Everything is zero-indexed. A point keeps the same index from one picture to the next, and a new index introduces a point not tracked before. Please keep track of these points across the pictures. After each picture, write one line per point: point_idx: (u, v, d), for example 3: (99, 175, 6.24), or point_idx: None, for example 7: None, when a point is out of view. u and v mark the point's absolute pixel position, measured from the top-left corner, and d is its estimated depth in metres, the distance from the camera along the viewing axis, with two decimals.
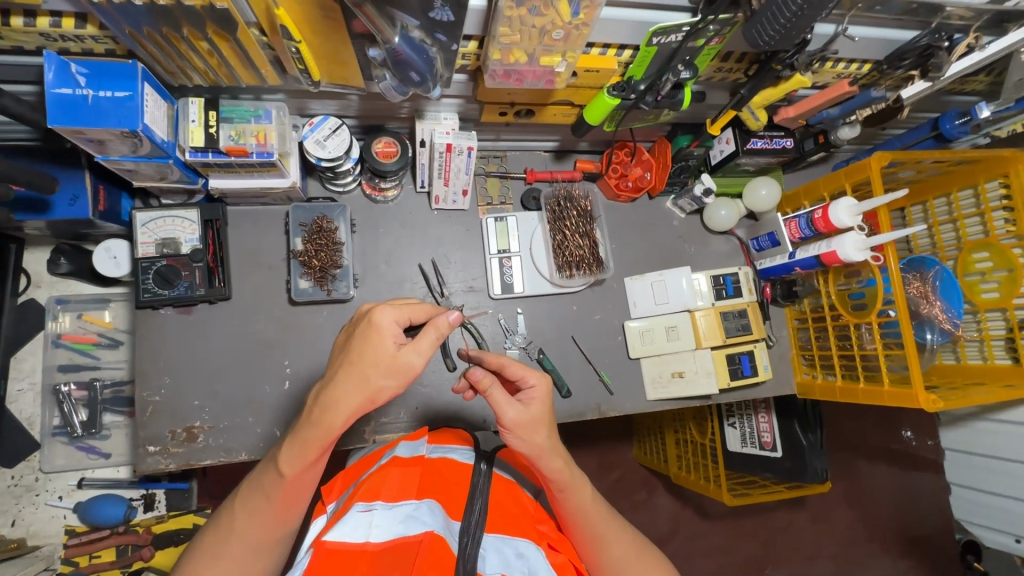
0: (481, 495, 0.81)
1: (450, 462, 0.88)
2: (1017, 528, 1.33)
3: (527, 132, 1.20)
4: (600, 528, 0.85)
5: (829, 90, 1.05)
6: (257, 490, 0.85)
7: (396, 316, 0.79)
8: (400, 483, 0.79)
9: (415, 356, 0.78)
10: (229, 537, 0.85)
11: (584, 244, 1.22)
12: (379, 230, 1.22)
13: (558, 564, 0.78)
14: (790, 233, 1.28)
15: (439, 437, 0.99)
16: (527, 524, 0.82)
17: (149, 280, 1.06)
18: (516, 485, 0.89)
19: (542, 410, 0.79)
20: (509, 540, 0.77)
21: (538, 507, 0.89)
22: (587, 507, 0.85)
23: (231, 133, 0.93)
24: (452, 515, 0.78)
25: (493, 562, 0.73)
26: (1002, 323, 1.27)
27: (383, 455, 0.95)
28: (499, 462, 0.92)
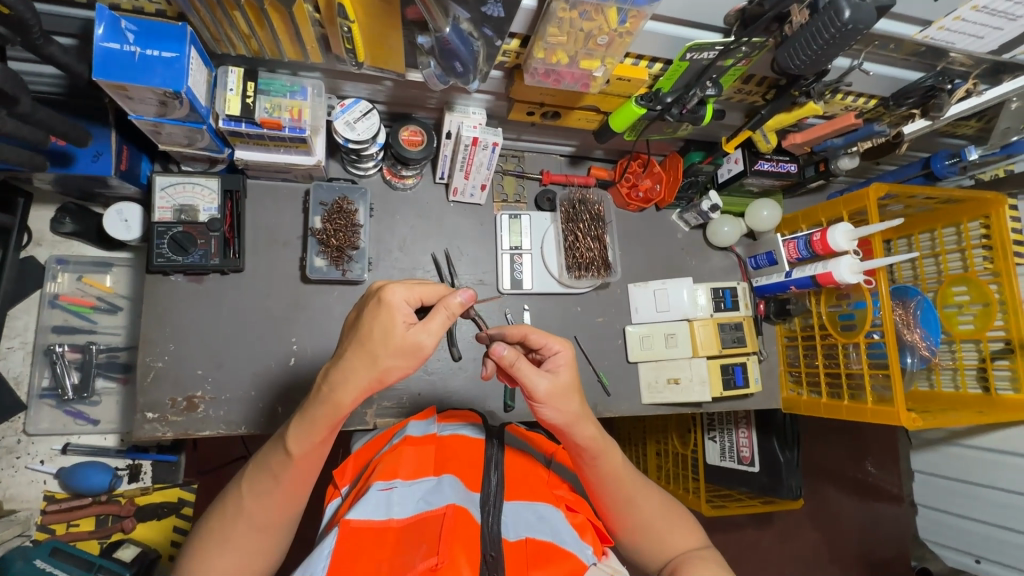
0: (497, 468, 0.86)
1: (462, 438, 0.93)
2: (977, 548, 1.42)
3: (548, 135, 1.24)
4: (627, 489, 0.90)
5: (835, 120, 1.12)
6: (262, 468, 0.82)
7: (408, 294, 0.77)
8: (416, 462, 0.87)
9: (427, 337, 0.75)
10: (237, 518, 0.81)
11: (594, 247, 1.26)
12: (395, 217, 1.24)
13: (578, 524, 0.85)
14: (788, 253, 1.34)
15: (447, 415, 1.05)
16: (545, 489, 0.88)
17: (164, 245, 1.05)
18: (529, 456, 0.95)
19: (568, 377, 0.83)
20: (531, 505, 0.83)
21: (551, 473, 0.95)
22: (613, 471, 0.89)
23: (266, 106, 0.94)
24: (471, 486, 0.83)
25: (514, 525, 0.79)
26: (976, 354, 1.37)
27: (394, 435, 0.99)
28: (508, 436, 0.98)
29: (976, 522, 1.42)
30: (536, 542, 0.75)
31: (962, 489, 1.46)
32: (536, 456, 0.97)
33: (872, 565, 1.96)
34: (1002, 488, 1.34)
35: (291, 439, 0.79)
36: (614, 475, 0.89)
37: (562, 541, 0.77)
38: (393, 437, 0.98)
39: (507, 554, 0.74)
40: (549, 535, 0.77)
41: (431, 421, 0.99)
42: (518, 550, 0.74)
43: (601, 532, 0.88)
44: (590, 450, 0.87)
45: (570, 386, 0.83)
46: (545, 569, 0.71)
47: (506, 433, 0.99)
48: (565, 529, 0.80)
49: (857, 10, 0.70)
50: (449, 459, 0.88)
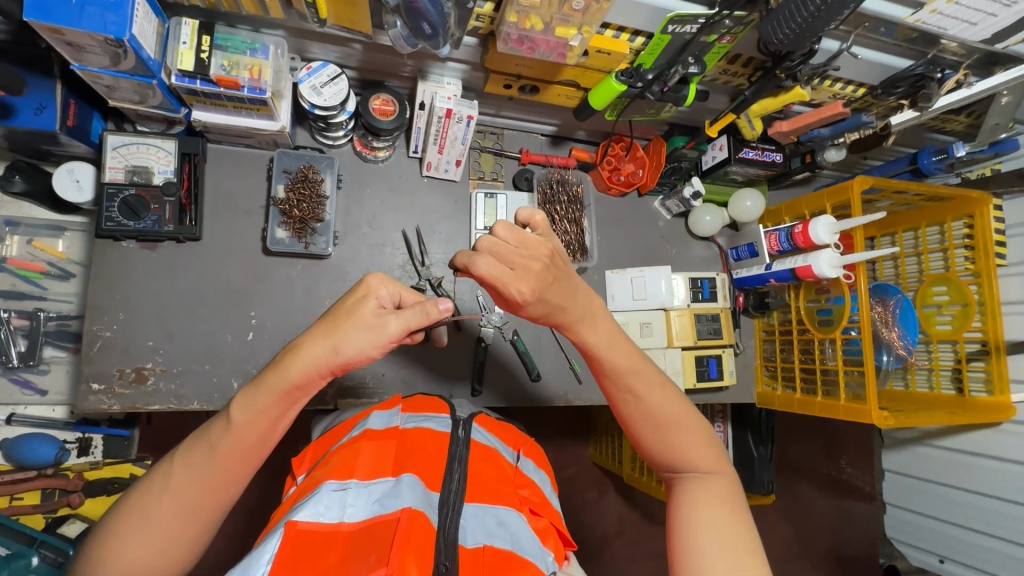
0: (460, 465, 0.85)
1: (426, 431, 0.91)
2: (942, 549, 1.43)
3: (528, 111, 1.19)
4: (642, 386, 0.84)
5: (823, 109, 1.08)
6: (201, 440, 0.74)
7: (387, 285, 0.76)
8: (376, 458, 0.84)
9: (393, 322, 0.72)
10: (159, 492, 0.72)
11: (571, 230, 1.23)
12: (365, 190, 1.19)
13: (540, 529, 0.85)
14: (768, 245, 1.31)
15: (415, 405, 1.02)
16: (509, 491, 0.85)
17: (114, 209, 0.99)
18: (495, 451, 0.92)
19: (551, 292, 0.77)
20: (490, 509, 0.80)
21: (517, 471, 0.94)
22: (622, 369, 0.84)
23: (223, 63, 0.88)
24: (430, 486, 0.80)
25: (473, 529, 0.77)
26: (952, 355, 1.35)
27: (355, 425, 0.95)
28: (475, 428, 0.95)
29: (942, 522, 1.42)
30: (495, 551, 0.73)
31: (930, 489, 1.46)
32: (503, 452, 0.95)
33: (839, 561, 1.97)
34: (970, 489, 1.34)
35: (235, 407, 0.73)
36: (625, 372, 0.84)
37: (522, 550, 0.75)
38: (354, 428, 0.94)
39: (464, 564, 0.72)
40: (508, 543, 0.75)
41: (395, 411, 0.95)
42: (475, 560, 0.72)
43: (564, 535, 0.89)
44: (590, 337, 0.83)
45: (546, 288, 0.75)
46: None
47: (474, 425, 0.96)
48: (525, 534, 0.78)
49: None
50: (410, 454, 0.85)
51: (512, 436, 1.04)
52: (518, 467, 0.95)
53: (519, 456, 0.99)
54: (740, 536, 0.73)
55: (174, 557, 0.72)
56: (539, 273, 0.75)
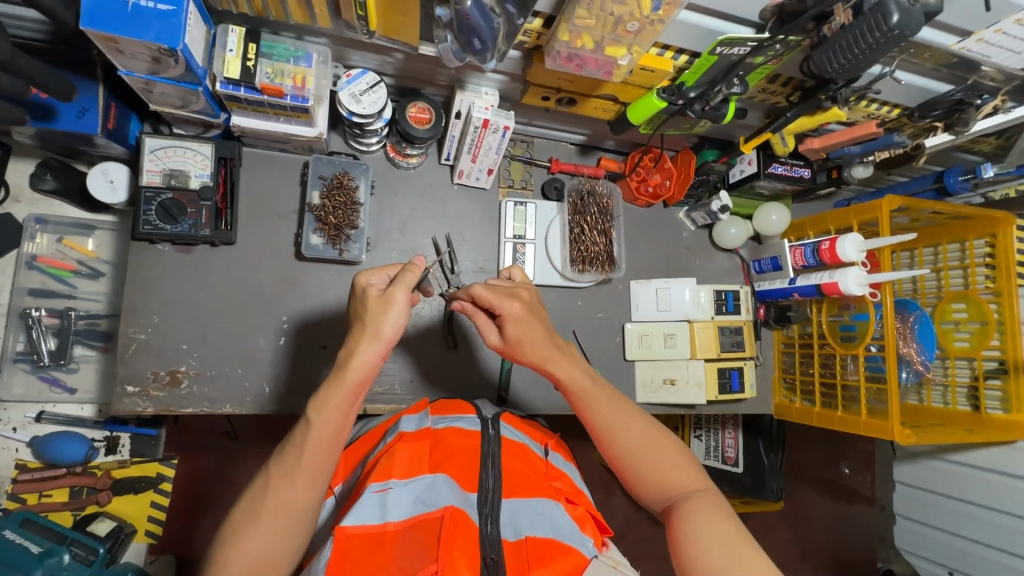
0: (493, 462, 0.83)
1: (456, 433, 0.89)
2: (951, 561, 1.46)
3: (560, 122, 1.19)
4: (615, 411, 0.86)
5: (856, 128, 1.09)
6: (287, 447, 0.74)
7: (376, 275, 0.81)
8: (411, 458, 0.82)
9: (397, 291, 0.75)
10: (261, 502, 0.71)
11: (600, 242, 1.22)
12: (396, 196, 1.19)
13: (578, 517, 0.82)
14: (793, 259, 1.31)
15: (441, 408, 1.00)
16: (543, 484, 0.84)
17: (151, 212, 0.99)
18: (526, 446, 0.91)
19: (516, 331, 0.85)
20: (528, 504, 0.79)
21: (548, 463, 0.92)
22: (600, 395, 0.87)
23: (268, 71, 0.89)
24: (467, 485, 0.80)
25: (513, 525, 0.77)
26: (968, 372, 1.37)
27: (386, 432, 0.93)
28: (502, 426, 0.93)
29: (953, 535, 1.45)
30: (537, 541, 0.73)
31: (942, 502, 1.48)
32: (532, 447, 0.94)
33: None
34: (982, 504, 1.36)
35: (312, 408, 0.73)
36: (596, 399, 0.86)
37: (563, 537, 0.76)
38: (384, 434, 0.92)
39: (508, 556, 0.73)
40: (549, 532, 0.76)
41: (424, 414, 0.93)
42: (519, 552, 0.73)
43: (600, 523, 0.86)
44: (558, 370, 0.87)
45: (523, 337, 0.85)
46: (547, 568, 0.70)
47: (501, 423, 0.94)
48: (565, 521, 0.79)
49: (905, 16, 0.67)
50: (444, 456, 0.84)
51: (539, 432, 1.02)
52: (548, 459, 0.93)
53: (547, 450, 0.97)
54: (736, 546, 0.72)
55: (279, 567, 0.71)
56: (507, 317, 0.85)
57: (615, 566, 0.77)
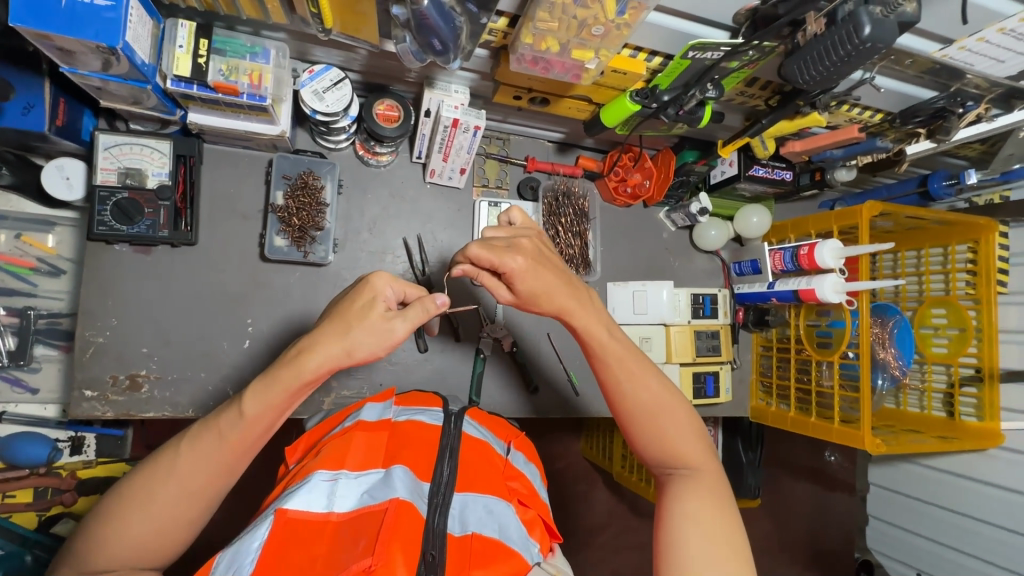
0: (452, 456, 0.79)
1: (418, 425, 0.84)
2: (921, 563, 1.47)
3: (536, 120, 1.15)
4: (634, 371, 0.79)
5: (838, 132, 1.06)
6: (206, 428, 0.69)
7: (393, 283, 0.73)
8: (366, 448, 0.77)
9: (400, 325, 0.70)
10: (162, 479, 0.66)
11: (575, 244, 1.22)
12: (366, 195, 1.16)
13: (528, 520, 0.78)
14: (772, 263, 1.30)
15: (408, 399, 0.95)
16: (499, 482, 0.79)
17: (106, 212, 0.96)
18: (488, 443, 0.86)
19: (527, 288, 0.76)
20: (481, 498, 0.74)
21: (507, 463, 0.87)
22: (621, 354, 0.80)
23: (221, 67, 0.84)
24: (421, 476, 0.75)
25: (462, 520, 0.71)
26: (944, 378, 1.35)
27: (346, 416, 0.89)
28: (467, 421, 0.88)
29: (924, 538, 1.46)
30: (483, 539, 0.68)
31: (915, 505, 1.49)
32: (494, 444, 0.89)
33: None
34: (953, 509, 1.38)
35: (246, 397, 0.68)
36: (611, 357, 0.79)
37: (509, 539, 0.70)
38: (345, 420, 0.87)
39: (452, 552, 0.67)
40: (495, 532, 0.70)
41: (388, 404, 0.89)
42: (462, 549, 0.67)
43: (550, 527, 0.82)
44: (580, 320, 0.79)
45: (536, 292, 0.77)
46: (488, 570, 0.64)
47: (466, 418, 0.89)
48: (513, 523, 0.73)
49: (878, 27, 0.64)
50: (401, 446, 0.79)
51: (504, 430, 0.97)
52: (508, 459, 0.88)
53: (509, 448, 0.92)
54: (729, 538, 0.70)
55: (167, 547, 0.67)
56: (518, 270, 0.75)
57: None
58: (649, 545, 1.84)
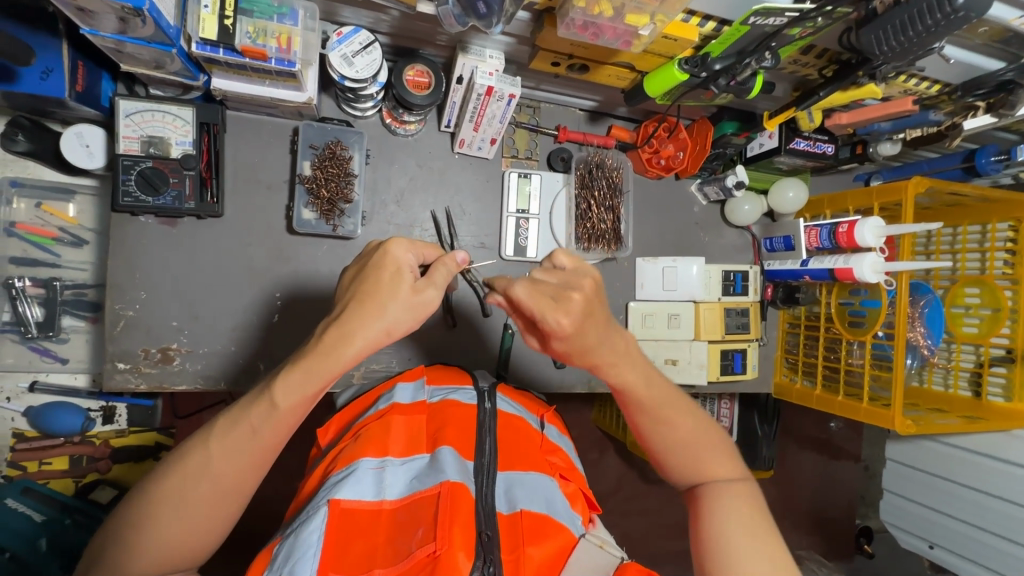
0: (490, 434, 0.78)
1: (454, 405, 0.83)
2: (932, 535, 1.51)
3: (570, 87, 1.10)
4: (668, 416, 0.79)
5: (890, 104, 1.01)
6: (235, 421, 0.66)
7: (413, 247, 0.69)
8: (407, 435, 0.77)
9: (433, 292, 0.67)
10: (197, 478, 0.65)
11: (607, 219, 1.17)
12: (393, 165, 1.12)
13: (569, 494, 0.78)
14: (808, 240, 1.26)
15: (437, 376, 0.94)
16: (539, 457, 0.79)
17: (131, 182, 0.93)
18: (522, 419, 0.85)
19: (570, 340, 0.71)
20: (525, 477, 0.74)
21: (544, 437, 0.87)
22: (656, 401, 0.79)
23: (248, 30, 0.80)
24: (464, 456, 0.74)
25: (508, 497, 0.71)
26: (973, 358, 1.35)
27: (379, 396, 0.88)
28: (499, 398, 0.88)
29: (939, 513, 1.49)
30: (533, 515, 0.68)
31: (931, 481, 1.51)
32: (528, 419, 0.88)
33: None
34: (969, 485, 1.40)
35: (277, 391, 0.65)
36: (650, 406, 0.78)
37: (556, 513, 0.70)
38: (377, 402, 0.86)
39: (503, 530, 0.66)
40: (544, 507, 0.70)
41: (420, 385, 0.88)
42: (513, 525, 0.67)
43: (590, 500, 0.82)
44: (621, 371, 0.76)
45: (582, 342, 0.72)
46: (540, 545, 0.65)
47: (498, 395, 0.89)
48: (558, 498, 0.73)
49: None
50: (440, 427, 0.78)
51: (536, 403, 0.97)
52: (544, 433, 0.88)
53: (543, 422, 0.92)
54: (768, 544, 0.70)
55: (203, 539, 0.67)
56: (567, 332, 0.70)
57: (602, 546, 0.69)
58: (663, 512, 1.87)
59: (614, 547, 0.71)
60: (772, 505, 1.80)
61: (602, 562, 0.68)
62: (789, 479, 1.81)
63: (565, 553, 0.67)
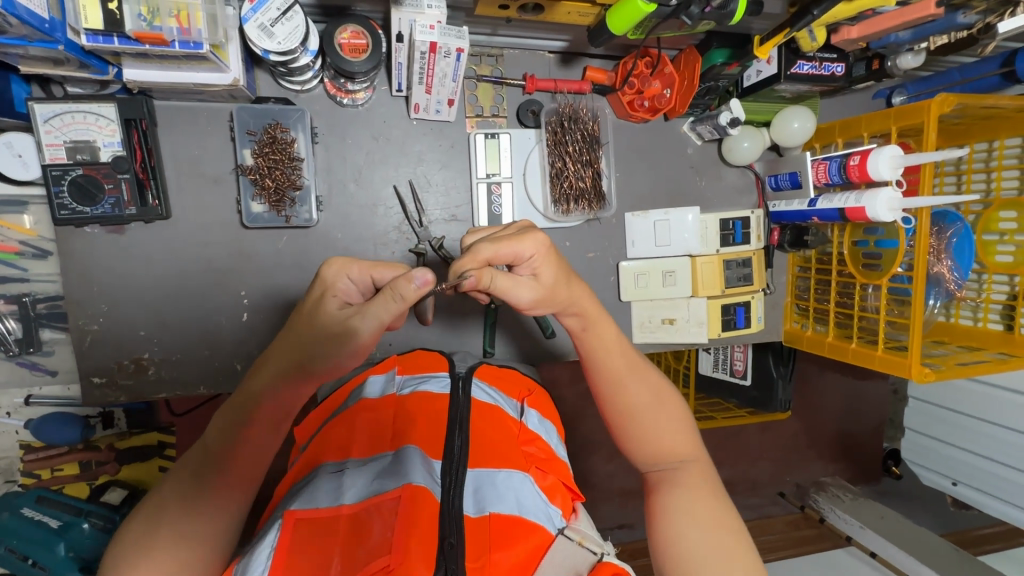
0: (461, 431, 0.74)
1: (425, 396, 0.80)
2: (956, 473, 1.47)
3: (531, 28, 0.96)
4: (628, 368, 0.76)
5: (905, 11, 0.85)
6: (214, 434, 0.66)
7: (352, 272, 0.64)
8: (372, 432, 0.76)
9: (364, 322, 0.60)
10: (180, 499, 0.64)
11: (587, 175, 1.06)
12: (346, 140, 1.02)
13: (547, 487, 0.75)
14: (815, 175, 1.14)
15: (413, 363, 0.91)
16: (514, 449, 0.76)
17: (64, 193, 0.88)
18: (499, 408, 0.82)
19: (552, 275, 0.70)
20: (493, 474, 0.70)
21: (522, 426, 0.83)
22: (616, 370, 0.75)
23: (140, 10, 0.70)
24: (431, 453, 0.71)
25: (477, 498, 0.67)
26: (1005, 290, 1.21)
27: (349, 391, 0.88)
28: (475, 384, 0.84)
29: (961, 449, 1.44)
30: (502, 518, 0.65)
31: (953, 417, 1.45)
32: (505, 406, 0.84)
33: None
34: (993, 422, 1.33)
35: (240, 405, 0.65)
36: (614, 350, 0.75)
37: (528, 513, 0.68)
38: (348, 397, 0.85)
39: (469, 535, 0.63)
40: (514, 507, 0.67)
41: (391, 375, 0.86)
42: (479, 528, 0.64)
43: (572, 489, 0.79)
44: (590, 337, 0.75)
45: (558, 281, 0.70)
46: (509, 550, 0.62)
47: (475, 381, 0.85)
48: (530, 495, 0.70)
49: None
50: (407, 421, 0.76)
51: (517, 386, 0.93)
52: (522, 421, 0.84)
53: (522, 408, 0.87)
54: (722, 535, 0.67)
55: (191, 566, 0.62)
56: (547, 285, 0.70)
57: (581, 542, 0.68)
58: None
59: (594, 543, 0.69)
60: (792, 439, 1.77)
61: (578, 560, 0.67)
62: (808, 414, 1.77)
63: (538, 553, 0.65)
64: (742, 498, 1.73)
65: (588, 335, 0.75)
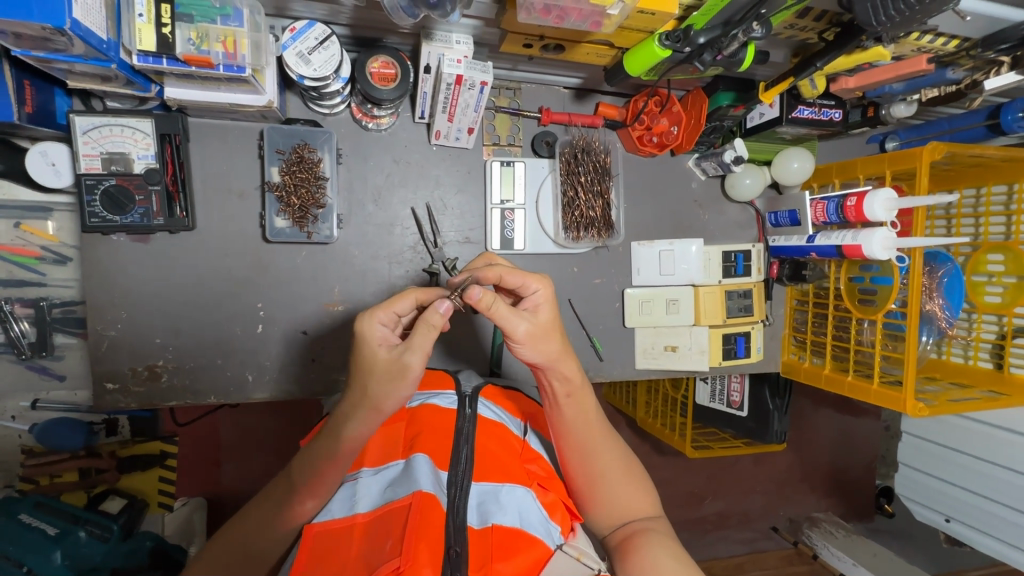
0: (467, 441, 0.75)
1: (432, 409, 0.80)
2: (949, 509, 1.48)
3: (551, 66, 1.02)
4: (597, 439, 0.78)
5: (900, 65, 0.92)
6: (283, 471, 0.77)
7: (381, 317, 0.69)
8: (384, 444, 0.78)
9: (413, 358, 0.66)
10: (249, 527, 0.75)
11: (596, 205, 1.10)
12: (367, 162, 1.07)
13: (548, 503, 0.73)
14: (814, 214, 1.19)
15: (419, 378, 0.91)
16: (516, 465, 0.75)
17: (96, 202, 0.91)
18: (505, 426, 0.81)
19: (549, 317, 0.70)
20: (498, 488, 0.70)
21: (525, 444, 0.82)
22: (587, 418, 0.77)
23: (190, 35, 0.75)
24: (439, 465, 0.72)
25: (481, 511, 0.68)
26: (994, 329, 1.24)
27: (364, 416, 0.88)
28: (481, 402, 0.83)
29: (955, 486, 1.45)
30: (503, 530, 0.65)
31: (946, 454, 1.48)
32: (509, 424, 0.84)
33: None
34: (987, 459, 1.35)
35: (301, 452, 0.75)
36: (583, 425, 0.77)
37: (529, 526, 0.68)
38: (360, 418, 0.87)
39: (473, 545, 0.64)
40: (516, 520, 0.67)
41: None
42: (482, 540, 0.65)
43: (570, 508, 0.77)
44: (566, 406, 0.76)
45: (553, 325, 0.70)
46: (511, 561, 0.63)
47: (480, 399, 0.84)
48: (533, 510, 0.70)
49: None
50: (417, 431, 0.77)
51: (522, 406, 0.92)
52: (525, 440, 0.84)
53: (526, 427, 0.87)
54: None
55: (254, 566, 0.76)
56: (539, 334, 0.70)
57: (579, 557, 0.68)
58: None
59: (592, 559, 0.69)
60: (787, 471, 1.78)
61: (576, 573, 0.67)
62: (803, 447, 1.79)
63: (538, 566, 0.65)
64: (736, 531, 1.73)
65: (572, 401, 0.76)
